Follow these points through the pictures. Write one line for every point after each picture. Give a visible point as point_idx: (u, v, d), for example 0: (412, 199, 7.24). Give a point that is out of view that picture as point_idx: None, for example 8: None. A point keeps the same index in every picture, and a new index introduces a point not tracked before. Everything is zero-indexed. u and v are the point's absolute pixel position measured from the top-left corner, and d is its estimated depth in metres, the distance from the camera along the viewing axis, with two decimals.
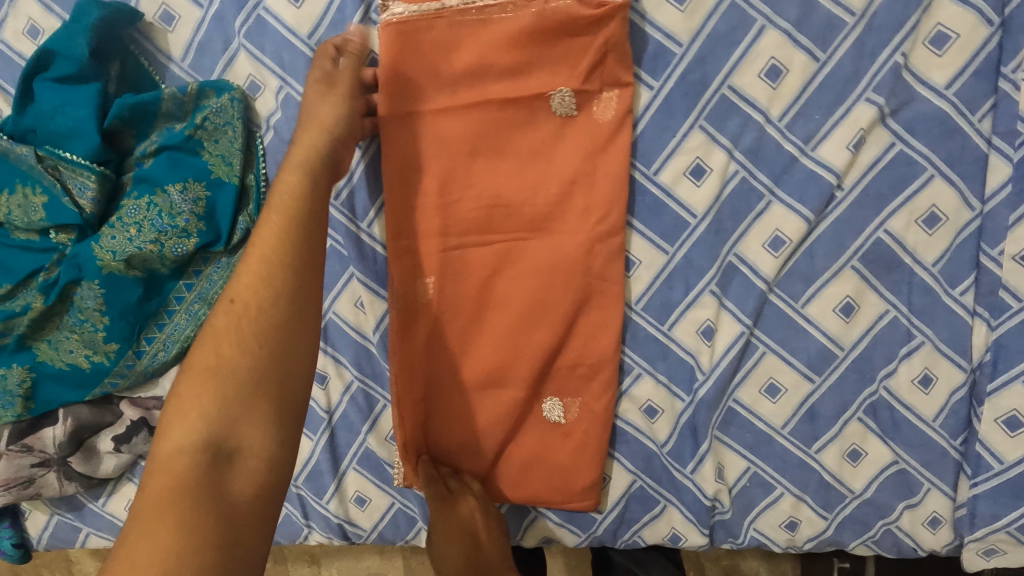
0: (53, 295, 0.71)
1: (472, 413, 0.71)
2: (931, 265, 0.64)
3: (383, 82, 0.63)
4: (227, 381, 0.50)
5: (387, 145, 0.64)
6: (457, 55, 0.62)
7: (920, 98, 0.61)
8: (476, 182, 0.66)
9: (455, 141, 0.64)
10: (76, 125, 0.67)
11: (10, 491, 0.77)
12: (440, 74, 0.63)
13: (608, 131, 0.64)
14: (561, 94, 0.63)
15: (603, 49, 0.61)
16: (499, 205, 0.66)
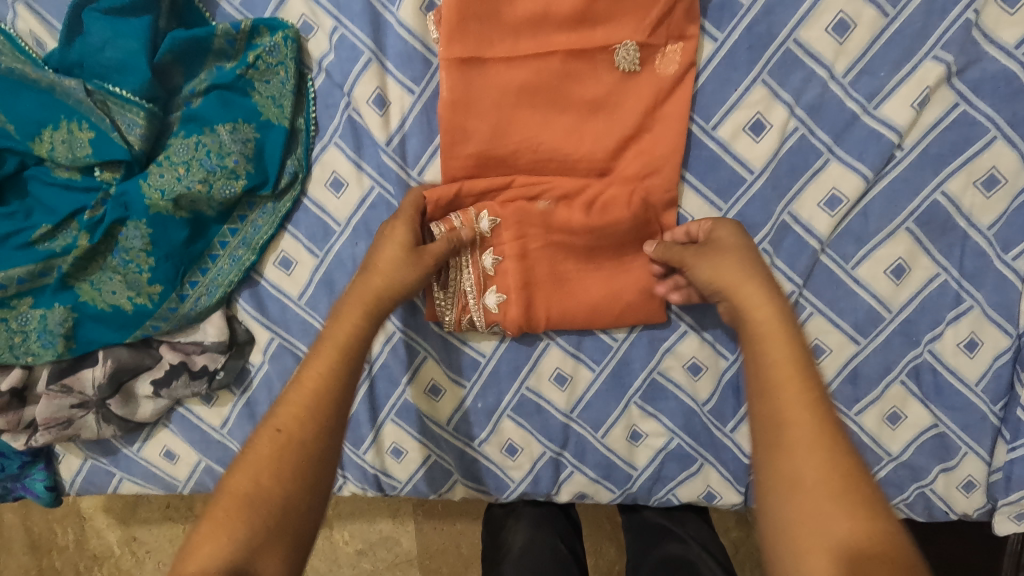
0: (98, 234, 0.70)
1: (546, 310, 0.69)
2: (986, 228, 0.64)
3: (446, 23, 0.62)
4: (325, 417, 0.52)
5: (448, 86, 0.63)
6: (521, 1, 0.62)
7: (988, 58, 0.61)
8: (533, 132, 0.65)
9: (515, 89, 0.64)
10: (127, 59, 0.67)
11: (49, 430, 0.76)
12: (505, 20, 0.62)
13: (672, 81, 0.64)
14: (626, 48, 0.62)
15: (672, 1, 0.61)
16: (554, 157, 0.66)
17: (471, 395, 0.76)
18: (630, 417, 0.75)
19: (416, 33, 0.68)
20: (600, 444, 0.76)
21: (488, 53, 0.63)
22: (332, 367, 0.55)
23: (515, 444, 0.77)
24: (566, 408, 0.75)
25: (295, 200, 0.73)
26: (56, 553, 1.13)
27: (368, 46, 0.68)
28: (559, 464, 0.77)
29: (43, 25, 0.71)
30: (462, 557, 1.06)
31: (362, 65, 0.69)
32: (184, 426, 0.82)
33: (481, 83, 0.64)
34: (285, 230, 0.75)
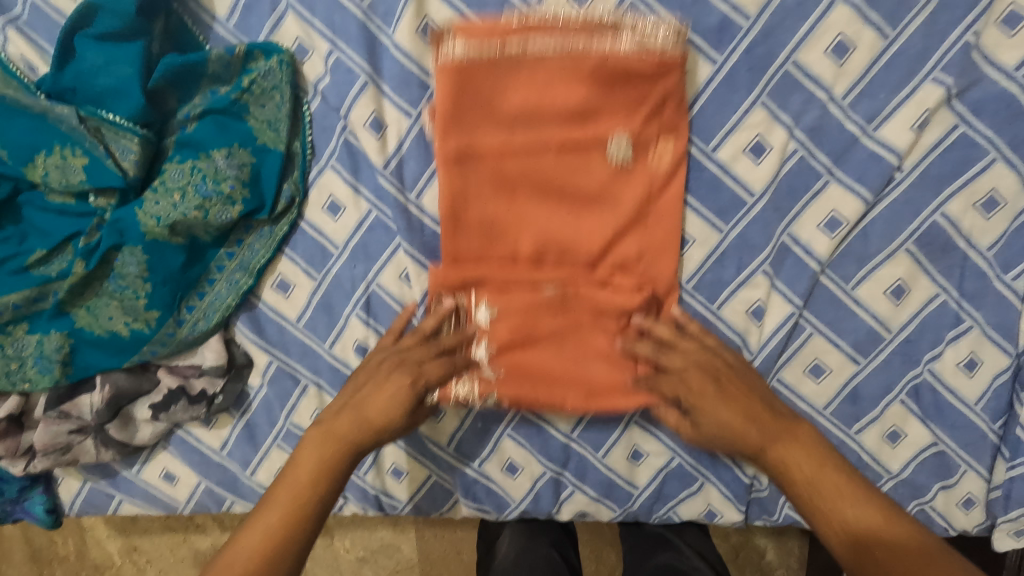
0: (93, 260, 0.70)
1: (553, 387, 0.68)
2: (986, 249, 0.64)
3: (439, 118, 0.63)
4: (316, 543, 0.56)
5: (444, 180, 0.64)
6: (513, 96, 0.63)
7: (988, 79, 0.61)
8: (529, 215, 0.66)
9: (511, 179, 0.65)
10: (121, 85, 0.66)
11: (47, 456, 0.75)
12: (498, 113, 0.63)
13: (666, 170, 0.64)
14: (619, 140, 0.63)
15: (662, 98, 0.62)
16: (555, 241, 0.66)
17: (470, 416, 0.76)
18: (631, 436, 0.75)
19: (413, 56, 0.67)
20: (601, 464, 0.76)
21: (482, 145, 0.64)
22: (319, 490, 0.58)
23: (515, 462, 0.77)
24: (566, 429, 0.75)
25: (292, 222, 0.73)
26: (57, 562, 1.13)
27: (364, 69, 0.68)
28: (560, 483, 0.77)
29: (33, 48, 0.70)
30: (462, 564, 1.05)
31: (359, 88, 0.68)
32: (183, 449, 0.81)
33: (476, 173, 0.65)
34: (282, 253, 0.74)
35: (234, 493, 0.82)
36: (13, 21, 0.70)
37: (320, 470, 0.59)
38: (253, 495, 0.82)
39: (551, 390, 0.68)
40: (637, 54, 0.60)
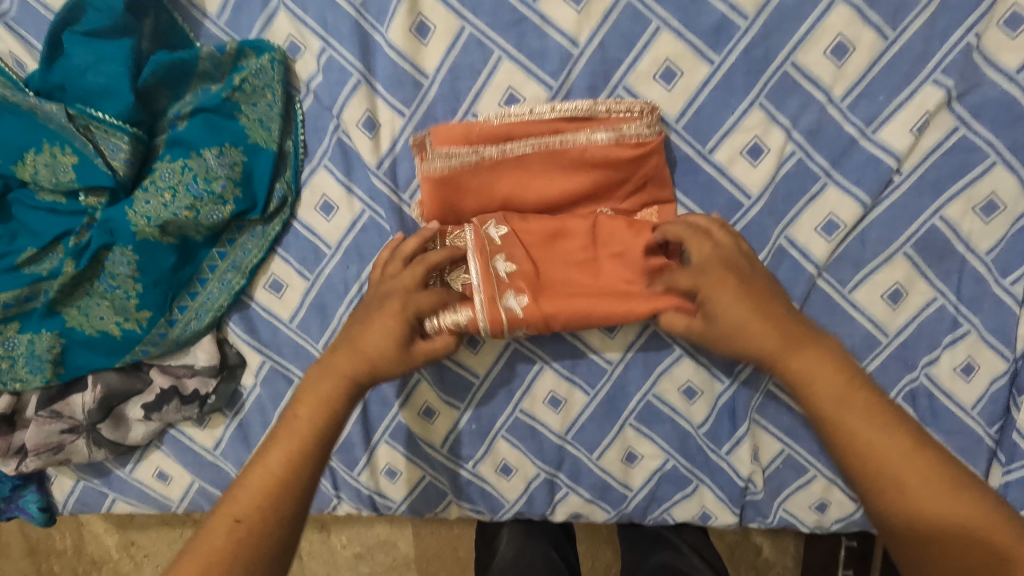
0: (84, 260, 0.69)
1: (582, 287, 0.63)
2: (984, 254, 0.63)
3: (429, 210, 0.66)
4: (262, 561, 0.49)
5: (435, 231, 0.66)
6: (498, 188, 0.65)
7: (989, 82, 0.60)
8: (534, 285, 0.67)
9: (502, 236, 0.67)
10: (111, 83, 0.65)
11: (39, 456, 0.74)
12: (485, 204, 0.66)
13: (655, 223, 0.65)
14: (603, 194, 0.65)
15: (643, 180, 0.64)
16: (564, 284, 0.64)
17: (464, 417, 0.75)
18: (625, 439, 0.75)
19: (406, 55, 0.66)
20: (595, 466, 0.76)
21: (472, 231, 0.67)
22: (285, 503, 0.51)
23: (509, 464, 0.76)
24: (561, 431, 0.75)
25: (284, 223, 0.72)
26: (55, 557, 1.13)
27: (357, 68, 0.67)
28: (554, 484, 0.77)
29: (22, 45, 0.69)
30: (458, 560, 1.05)
31: (351, 88, 0.67)
32: (176, 448, 0.81)
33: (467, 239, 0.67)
34: (275, 253, 0.74)
35: None
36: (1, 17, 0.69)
37: (275, 480, 0.52)
38: None
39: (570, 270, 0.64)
40: (612, 147, 0.62)
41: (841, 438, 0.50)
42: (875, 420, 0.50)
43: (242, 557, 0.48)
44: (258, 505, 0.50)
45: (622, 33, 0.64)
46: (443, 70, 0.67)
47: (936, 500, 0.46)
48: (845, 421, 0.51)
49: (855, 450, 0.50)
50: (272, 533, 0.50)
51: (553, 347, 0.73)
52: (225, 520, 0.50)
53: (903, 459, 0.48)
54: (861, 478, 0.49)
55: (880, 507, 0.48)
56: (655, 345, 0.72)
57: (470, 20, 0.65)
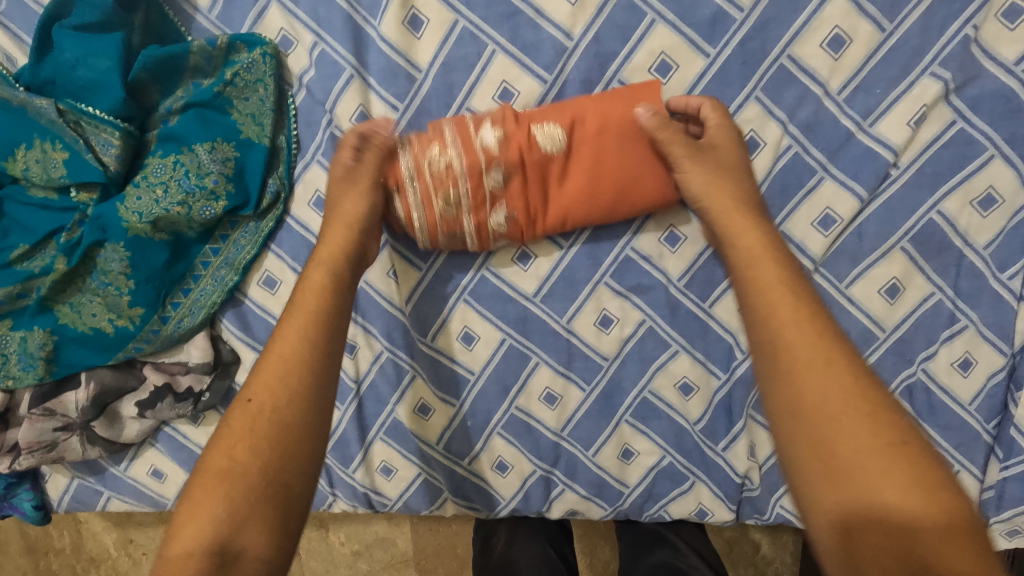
0: (75, 257, 0.68)
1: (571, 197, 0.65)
2: (982, 248, 0.63)
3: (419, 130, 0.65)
4: (278, 484, 0.47)
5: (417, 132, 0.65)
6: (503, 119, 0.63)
7: (987, 74, 0.60)
8: (532, 213, 0.65)
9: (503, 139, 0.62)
10: (101, 78, 0.64)
11: (32, 454, 0.74)
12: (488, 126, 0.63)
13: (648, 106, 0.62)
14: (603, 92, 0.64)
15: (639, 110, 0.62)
16: (555, 192, 0.65)
17: (459, 414, 0.75)
18: (621, 436, 0.74)
19: (399, 48, 0.66)
20: (591, 462, 0.75)
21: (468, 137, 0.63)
22: (291, 408, 0.50)
23: (505, 461, 0.76)
24: (556, 427, 0.75)
25: (277, 219, 0.72)
26: (52, 555, 1.13)
27: (350, 62, 0.66)
28: (550, 481, 0.77)
29: (13, 40, 0.69)
30: (457, 558, 1.05)
31: (344, 82, 0.67)
32: (171, 446, 0.81)
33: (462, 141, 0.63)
34: (268, 249, 0.73)
35: None
36: None
37: (253, 424, 0.49)
38: None
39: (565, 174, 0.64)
40: (614, 105, 0.62)
41: (787, 421, 0.46)
42: (837, 403, 0.45)
43: (252, 469, 0.47)
44: (260, 404, 0.50)
45: (618, 27, 0.63)
46: (437, 65, 0.66)
47: (894, 472, 0.42)
48: (798, 397, 0.46)
49: (797, 407, 0.46)
50: (264, 472, 0.47)
51: (548, 343, 0.72)
52: (233, 432, 0.49)
53: (860, 430, 0.43)
54: (814, 462, 0.44)
55: (827, 497, 0.43)
56: (651, 341, 0.71)
57: (463, 14, 0.64)
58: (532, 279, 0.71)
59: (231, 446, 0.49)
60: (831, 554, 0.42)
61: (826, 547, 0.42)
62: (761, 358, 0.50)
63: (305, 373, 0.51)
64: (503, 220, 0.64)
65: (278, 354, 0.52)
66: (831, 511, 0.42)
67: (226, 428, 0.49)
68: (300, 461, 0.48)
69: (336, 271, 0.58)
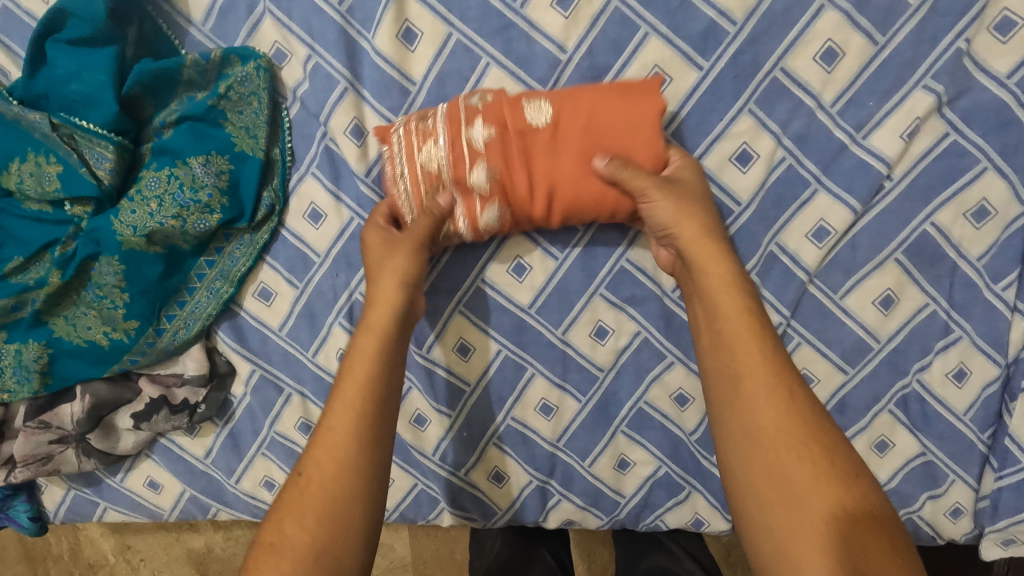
0: (70, 270, 0.68)
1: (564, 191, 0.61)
2: (976, 259, 0.63)
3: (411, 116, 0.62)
4: (327, 560, 0.48)
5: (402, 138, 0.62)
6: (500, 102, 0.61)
7: (979, 87, 0.60)
8: (516, 172, 0.61)
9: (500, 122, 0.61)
10: (94, 92, 0.64)
11: (28, 466, 0.74)
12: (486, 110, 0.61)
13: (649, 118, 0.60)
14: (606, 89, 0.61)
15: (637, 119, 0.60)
16: (547, 185, 0.61)
17: (455, 425, 0.75)
18: (617, 446, 0.74)
19: (393, 61, 0.66)
20: (587, 472, 0.75)
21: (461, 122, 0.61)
22: (341, 481, 0.52)
23: (501, 472, 0.76)
24: (552, 438, 0.75)
25: (272, 231, 0.72)
26: (50, 562, 1.12)
27: (344, 75, 0.66)
28: (546, 492, 0.77)
29: (6, 54, 0.69)
30: (455, 563, 1.05)
31: (338, 95, 0.67)
32: (166, 457, 0.81)
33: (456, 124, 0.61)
34: (263, 261, 0.73)
35: (219, 501, 0.82)
36: None
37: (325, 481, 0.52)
38: (238, 502, 0.81)
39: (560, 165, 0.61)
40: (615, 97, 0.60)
41: (743, 449, 0.51)
42: (791, 432, 0.49)
43: (301, 545, 0.49)
44: (317, 477, 0.52)
45: (611, 39, 0.63)
46: (431, 78, 0.66)
47: (837, 493, 0.46)
48: (755, 424, 0.50)
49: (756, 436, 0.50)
50: (327, 527, 0.50)
51: (544, 354, 0.72)
52: (289, 508, 0.51)
53: (805, 459, 0.48)
54: (764, 485, 0.49)
55: (772, 519, 0.47)
56: (646, 352, 0.71)
57: (457, 26, 0.64)
58: (527, 291, 0.71)
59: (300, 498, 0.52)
60: (771, 572, 0.47)
61: (765, 561, 0.47)
62: (720, 382, 0.54)
63: (357, 445, 0.53)
64: (485, 180, 0.61)
65: (329, 443, 0.53)
66: (773, 532, 0.47)
67: (284, 503, 0.52)
68: (348, 535, 0.50)
69: (383, 337, 0.58)
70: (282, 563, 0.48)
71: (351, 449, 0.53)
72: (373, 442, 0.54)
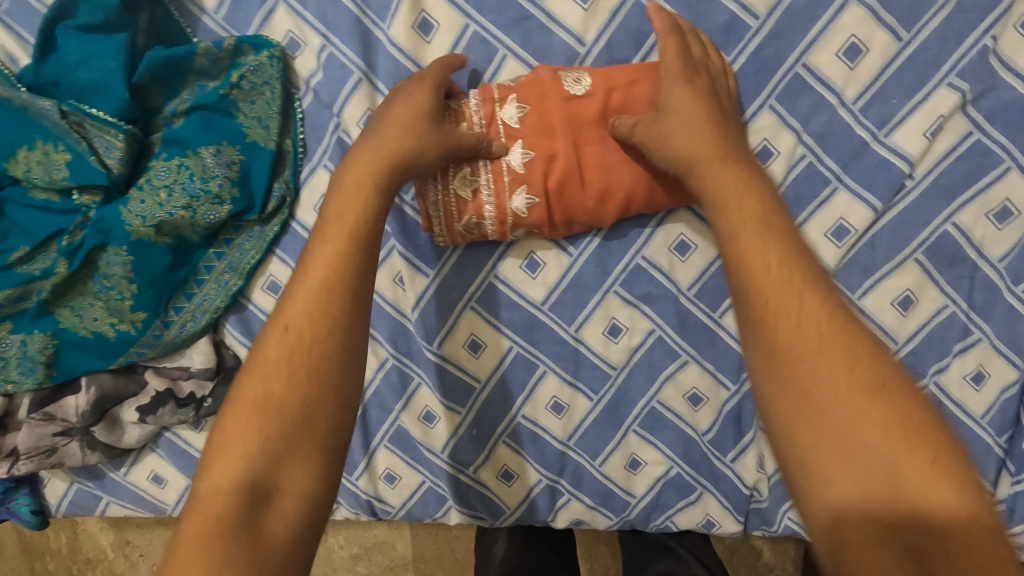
0: (77, 260, 0.67)
1: (605, 183, 0.62)
2: (997, 261, 0.62)
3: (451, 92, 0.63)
4: (317, 420, 0.44)
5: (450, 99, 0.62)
6: (540, 94, 0.61)
7: (1004, 85, 0.59)
8: (552, 150, 0.61)
9: (538, 118, 0.61)
10: (105, 79, 0.63)
11: (32, 459, 0.73)
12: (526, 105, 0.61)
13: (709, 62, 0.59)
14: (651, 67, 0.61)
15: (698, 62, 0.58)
16: (589, 175, 0.62)
17: (464, 422, 0.74)
18: (628, 445, 0.73)
19: (408, 52, 0.65)
20: (597, 472, 0.74)
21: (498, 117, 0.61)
22: (323, 328, 0.46)
23: (510, 470, 0.75)
24: (563, 437, 0.74)
25: (282, 223, 0.71)
26: (48, 557, 1.11)
27: (358, 65, 0.65)
28: (556, 491, 0.76)
29: (15, 40, 0.68)
30: (456, 562, 1.04)
31: (352, 86, 0.66)
32: (171, 452, 0.80)
33: (495, 120, 0.61)
34: (273, 254, 0.73)
35: None
36: None
37: (302, 332, 0.46)
38: None
39: (602, 156, 0.62)
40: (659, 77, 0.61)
41: (783, 392, 0.39)
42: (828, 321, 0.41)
43: (288, 402, 0.44)
44: (299, 336, 0.45)
45: (630, 33, 0.62)
46: None
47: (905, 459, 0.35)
48: (773, 336, 0.41)
49: (805, 378, 0.39)
50: (310, 384, 0.44)
51: (555, 351, 0.71)
52: (268, 365, 0.45)
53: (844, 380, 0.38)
54: (801, 409, 0.39)
55: (815, 447, 0.37)
56: (659, 351, 0.70)
57: (474, 18, 0.63)
58: (540, 287, 0.70)
59: (273, 351, 0.45)
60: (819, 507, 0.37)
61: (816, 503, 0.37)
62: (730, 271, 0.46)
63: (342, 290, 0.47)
64: (520, 160, 0.62)
65: (309, 290, 0.47)
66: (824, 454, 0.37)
67: (260, 360, 0.45)
68: (338, 389, 0.45)
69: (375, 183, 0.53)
70: (263, 419, 0.43)
71: (331, 312, 0.47)
72: (358, 301, 0.48)
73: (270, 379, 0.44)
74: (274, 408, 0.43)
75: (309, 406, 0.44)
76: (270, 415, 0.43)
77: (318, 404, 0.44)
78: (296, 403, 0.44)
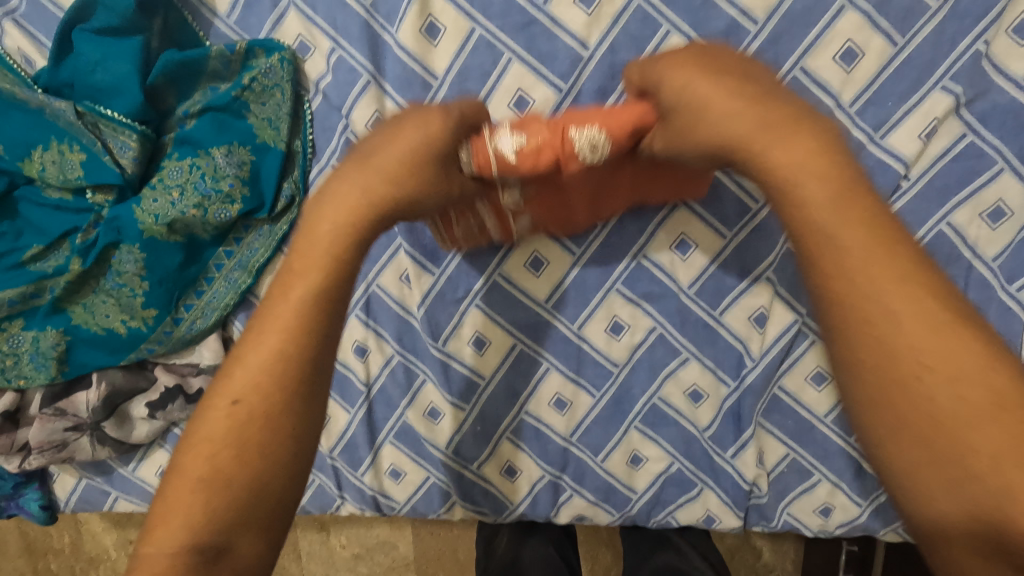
0: (91, 258, 0.69)
1: (603, 203, 0.65)
2: (991, 260, 0.64)
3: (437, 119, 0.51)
4: (266, 489, 0.40)
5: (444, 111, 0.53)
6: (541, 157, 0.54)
7: (998, 89, 0.60)
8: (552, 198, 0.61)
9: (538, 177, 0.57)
10: (120, 81, 0.65)
11: (43, 453, 0.74)
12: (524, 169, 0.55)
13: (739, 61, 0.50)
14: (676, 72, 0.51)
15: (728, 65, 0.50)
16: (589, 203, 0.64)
17: (469, 418, 0.75)
18: (630, 442, 0.75)
19: (416, 56, 0.66)
20: (599, 468, 0.76)
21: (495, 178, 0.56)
22: (276, 393, 0.42)
23: (514, 466, 0.76)
24: (566, 433, 0.75)
25: (291, 223, 0.73)
26: (52, 555, 1.12)
27: (367, 68, 0.67)
28: (558, 487, 0.77)
29: (32, 42, 0.69)
30: (458, 562, 1.05)
31: (360, 88, 0.68)
32: None
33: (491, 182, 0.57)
34: (281, 253, 0.74)
35: None
36: (10, 13, 0.69)
37: (253, 391, 0.41)
38: None
39: (602, 189, 0.63)
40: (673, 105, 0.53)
41: (885, 423, 0.37)
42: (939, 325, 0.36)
43: (233, 469, 0.40)
44: (249, 398, 0.41)
45: (632, 37, 0.64)
46: (452, 72, 0.67)
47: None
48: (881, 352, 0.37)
49: (899, 406, 0.36)
50: (259, 452, 0.41)
51: (559, 348, 0.73)
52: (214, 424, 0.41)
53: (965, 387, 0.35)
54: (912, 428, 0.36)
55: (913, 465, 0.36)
56: (661, 349, 0.72)
57: (480, 22, 0.65)
58: (544, 285, 0.71)
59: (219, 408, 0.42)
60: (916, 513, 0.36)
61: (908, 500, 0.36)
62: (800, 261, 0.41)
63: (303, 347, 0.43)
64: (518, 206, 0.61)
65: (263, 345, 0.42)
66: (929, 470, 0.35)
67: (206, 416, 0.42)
68: (290, 458, 0.42)
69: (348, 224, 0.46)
70: (205, 487, 0.40)
71: (287, 376, 0.42)
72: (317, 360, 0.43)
73: (215, 444, 0.41)
74: (219, 476, 0.40)
75: (255, 475, 0.40)
76: (216, 481, 0.40)
77: (268, 472, 0.41)
78: (243, 466, 0.40)
